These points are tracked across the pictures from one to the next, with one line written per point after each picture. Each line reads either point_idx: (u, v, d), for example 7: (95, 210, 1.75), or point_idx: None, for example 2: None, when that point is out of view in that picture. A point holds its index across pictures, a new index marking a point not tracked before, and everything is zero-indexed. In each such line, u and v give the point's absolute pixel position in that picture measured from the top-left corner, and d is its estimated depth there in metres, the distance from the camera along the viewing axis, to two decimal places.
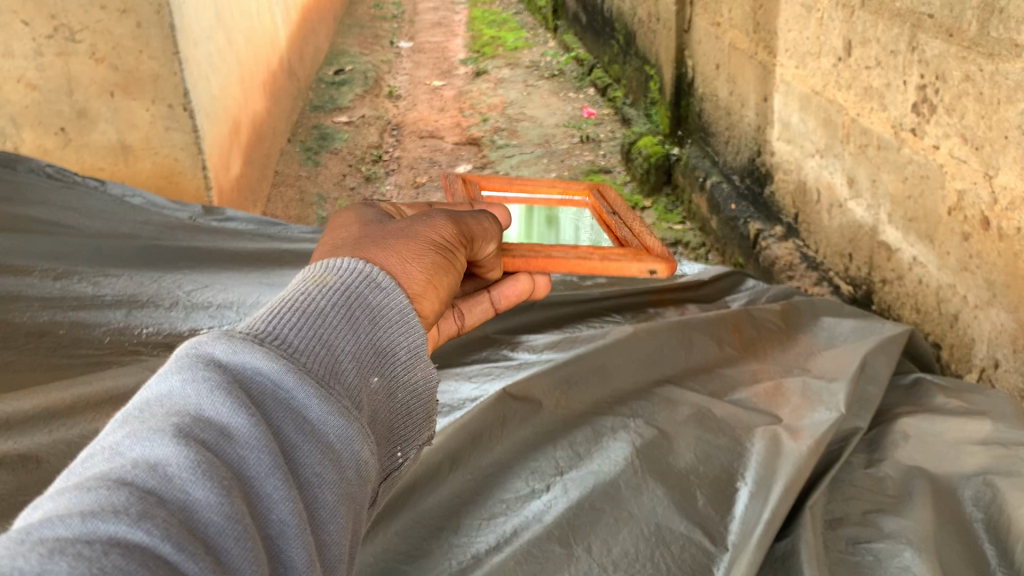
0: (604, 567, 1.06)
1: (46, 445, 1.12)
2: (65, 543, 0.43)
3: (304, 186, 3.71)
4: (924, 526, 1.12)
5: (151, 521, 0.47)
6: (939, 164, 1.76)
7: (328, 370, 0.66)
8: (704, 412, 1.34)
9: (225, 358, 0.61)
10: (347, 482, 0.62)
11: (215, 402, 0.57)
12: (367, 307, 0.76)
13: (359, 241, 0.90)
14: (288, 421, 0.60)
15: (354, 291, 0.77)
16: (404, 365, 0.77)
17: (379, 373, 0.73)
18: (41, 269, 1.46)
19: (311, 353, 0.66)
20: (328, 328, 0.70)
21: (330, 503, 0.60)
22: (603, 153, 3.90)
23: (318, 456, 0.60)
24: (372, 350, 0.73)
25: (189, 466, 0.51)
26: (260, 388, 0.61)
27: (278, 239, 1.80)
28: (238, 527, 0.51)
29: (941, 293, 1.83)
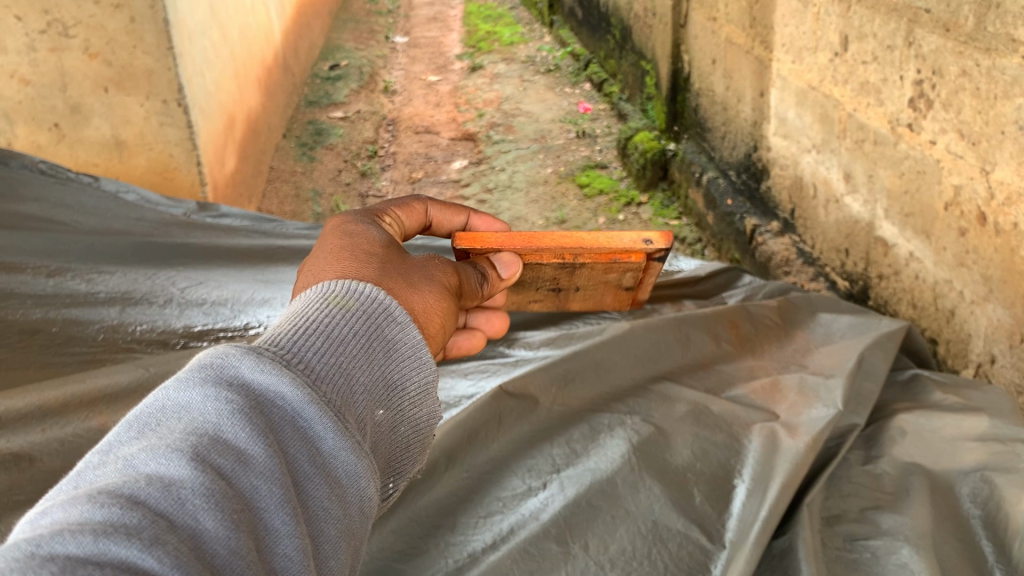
0: (601, 566, 1.05)
1: (39, 444, 1.11)
2: (76, 563, 0.41)
3: (300, 181, 3.69)
4: (921, 522, 1.12)
5: (162, 548, 0.45)
6: (936, 159, 1.76)
7: (343, 400, 0.64)
8: (701, 408, 1.33)
9: (248, 375, 0.59)
10: (351, 521, 0.60)
11: (235, 424, 0.55)
12: (383, 335, 0.74)
13: (384, 264, 0.89)
14: (302, 451, 0.58)
15: (374, 319, 0.76)
16: (412, 397, 0.75)
17: (386, 406, 0.72)
18: (33, 266, 1.44)
19: (330, 379, 0.65)
20: (346, 355, 0.69)
21: (333, 538, 0.58)
22: (599, 148, 3.89)
23: (328, 491, 0.59)
24: (383, 382, 0.72)
25: (202, 492, 0.50)
26: (279, 413, 0.59)
27: (273, 235, 1.79)
28: (244, 562, 0.50)
29: (938, 289, 1.83)
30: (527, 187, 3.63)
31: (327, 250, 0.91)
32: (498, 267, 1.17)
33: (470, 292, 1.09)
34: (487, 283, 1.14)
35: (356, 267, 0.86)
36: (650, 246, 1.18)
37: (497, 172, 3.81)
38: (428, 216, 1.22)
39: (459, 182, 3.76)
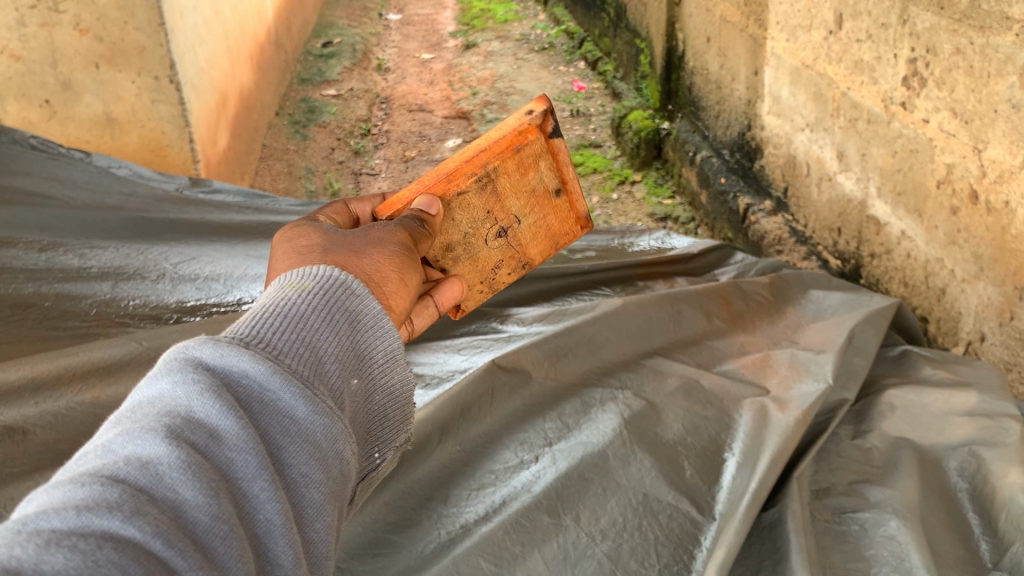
0: (592, 537, 1.06)
1: (33, 417, 1.10)
2: (61, 535, 0.42)
3: (292, 159, 3.68)
4: (909, 496, 1.14)
5: (145, 518, 0.46)
6: (929, 138, 1.76)
7: (313, 370, 0.64)
8: (692, 383, 1.35)
9: (211, 358, 0.59)
10: (333, 483, 0.60)
11: (204, 402, 0.55)
12: (344, 309, 0.73)
13: (331, 246, 0.90)
14: (273, 423, 0.59)
15: (331, 295, 0.74)
16: (383, 365, 0.75)
17: (358, 376, 0.71)
18: (26, 241, 1.45)
19: (295, 353, 0.64)
20: (313, 330, 0.68)
21: (317, 501, 0.58)
22: (593, 127, 3.89)
23: (306, 455, 0.59)
24: (354, 353, 0.71)
25: (179, 466, 0.50)
26: (246, 390, 0.59)
27: (265, 212, 1.80)
28: (227, 528, 0.50)
29: (929, 268, 1.84)
30: None
31: (277, 255, 0.91)
32: (423, 210, 1.14)
33: (421, 236, 1.05)
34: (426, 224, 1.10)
35: (303, 257, 0.87)
36: (533, 110, 1.23)
37: None
38: (352, 211, 1.15)
39: None
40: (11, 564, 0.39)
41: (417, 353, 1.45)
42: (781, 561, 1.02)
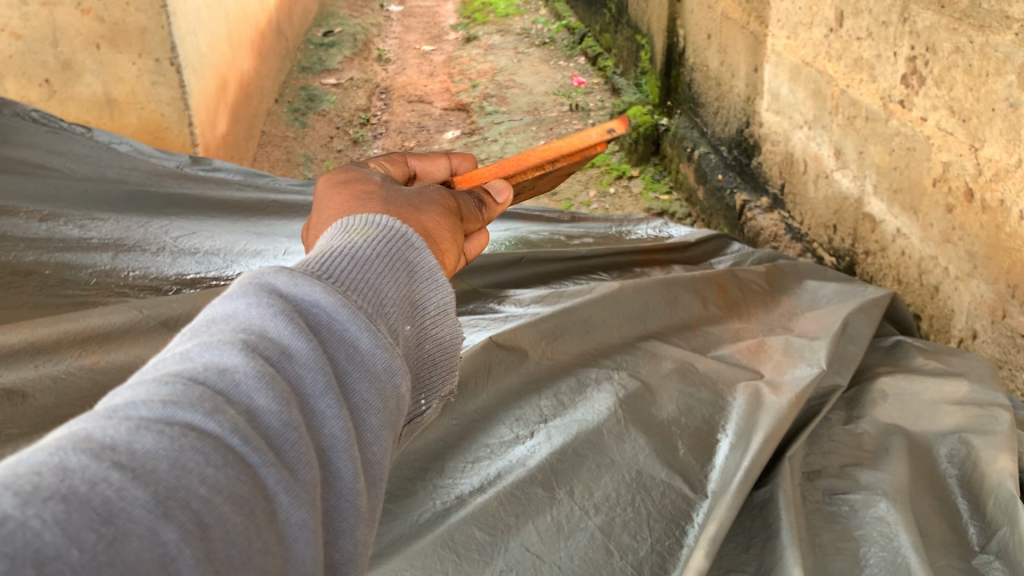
0: (586, 510, 1.07)
1: (32, 380, 1.10)
2: (148, 424, 0.42)
3: (291, 147, 3.68)
4: (899, 479, 1.15)
5: (223, 414, 0.46)
6: (926, 136, 1.78)
7: (374, 306, 0.63)
8: (687, 366, 1.36)
9: (282, 284, 0.58)
10: (390, 413, 0.59)
11: (277, 323, 0.54)
12: (402, 258, 0.71)
13: (390, 200, 0.88)
14: (340, 351, 0.57)
15: (392, 244, 0.72)
16: (435, 318, 0.72)
17: (414, 323, 0.69)
18: (28, 210, 1.45)
19: (357, 289, 0.63)
20: (374, 271, 0.66)
21: (375, 427, 0.57)
22: (592, 122, 3.89)
23: (368, 385, 0.57)
24: (411, 299, 0.69)
25: (255, 374, 0.49)
26: (314, 319, 0.57)
27: (265, 191, 1.80)
28: (297, 434, 0.49)
29: (923, 265, 1.86)
30: None
31: (327, 193, 0.90)
32: (492, 194, 1.09)
33: (473, 216, 1.01)
34: (484, 207, 1.05)
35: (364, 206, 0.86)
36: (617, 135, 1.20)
37: (490, 142, 3.81)
38: (410, 166, 1.09)
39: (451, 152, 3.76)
40: (106, 440, 0.41)
41: None
42: (771, 537, 1.03)
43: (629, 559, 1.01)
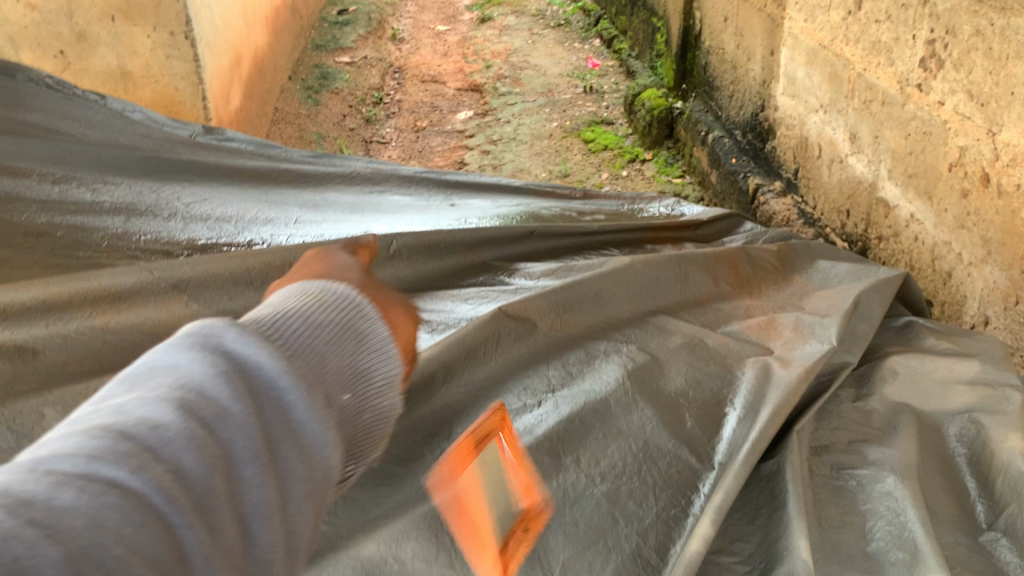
0: (592, 478, 1.07)
1: (43, 337, 1.10)
2: (68, 479, 0.44)
3: (304, 124, 3.67)
4: (907, 455, 1.15)
5: (149, 472, 0.47)
6: (943, 120, 1.76)
7: (313, 371, 0.63)
8: (696, 341, 1.36)
9: (227, 340, 0.58)
10: (319, 484, 0.58)
11: (216, 384, 0.54)
12: (350, 331, 0.70)
13: (368, 274, 0.86)
14: (276, 417, 0.57)
15: (348, 310, 0.71)
16: (377, 387, 0.70)
17: (360, 389, 0.68)
18: (40, 173, 1.46)
19: (300, 354, 0.63)
20: (322, 337, 0.66)
21: (303, 498, 0.56)
22: (606, 104, 3.87)
23: (299, 457, 0.57)
24: (352, 368, 0.67)
25: (184, 436, 0.50)
26: (257, 379, 0.57)
27: (278, 161, 1.81)
28: (218, 500, 0.50)
29: (937, 251, 1.84)
30: (532, 140, 3.59)
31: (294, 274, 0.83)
32: None
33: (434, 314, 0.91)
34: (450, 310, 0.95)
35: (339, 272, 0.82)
36: None
37: (503, 123, 3.79)
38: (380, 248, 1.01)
39: (464, 132, 3.75)
40: (24, 495, 0.42)
41: (425, 299, 1.45)
42: (777, 508, 1.02)
43: (634, 526, 1.00)
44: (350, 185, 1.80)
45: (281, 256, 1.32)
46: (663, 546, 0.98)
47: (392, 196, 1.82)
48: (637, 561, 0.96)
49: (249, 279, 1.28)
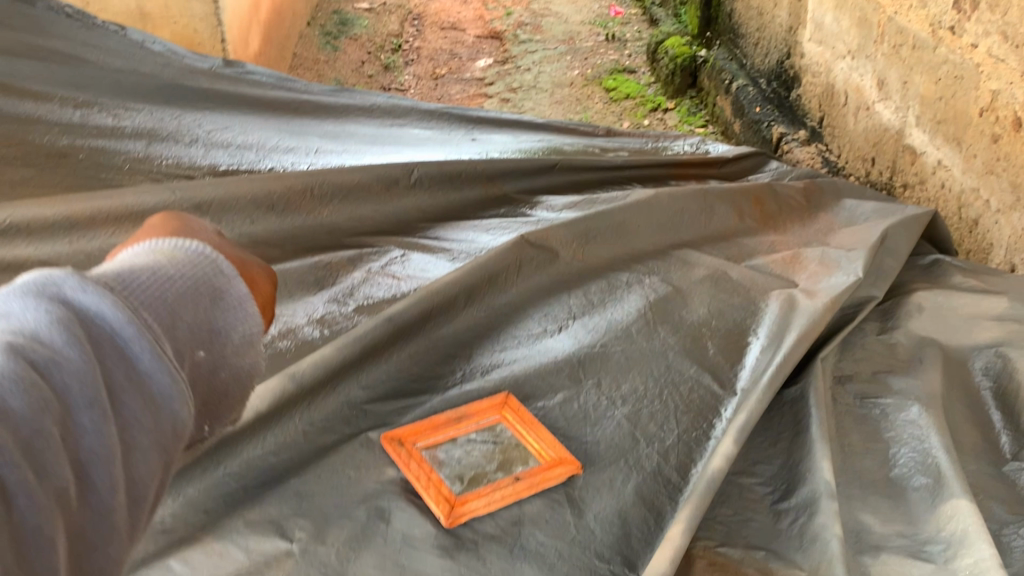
0: (613, 401, 1.07)
1: (66, 254, 1.10)
2: None
3: (323, 71, 3.62)
4: (932, 386, 1.13)
5: None
6: (976, 63, 1.71)
7: (164, 325, 0.53)
8: (720, 274, 1.35)
9: (67, 287, 0.49)
10: (166, 443, 0.51)
11: (43, 328, 0.47)
12: (208, 283, 0.58)
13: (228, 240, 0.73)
14: (116, 368, 0.49)
15: (199, 270, 0.59)
16: (236, 347, 0.59)
17: (218, 350, 0.58)
18: (62, 97, 1.46)
19: (151, 305, 0.53)
20: (180, 291, 0.56)
21: (146, 453, 0.49)
22: (628, 53, 3.81)
23: (140, 411, 0.49)
24: (208, 326, 0.57)
25: (8, 375, 0.44)
26: (93, 328, 0.49)
27: (298, 93, 1.79)
28: (52, 435, 0.44)
29: (963, 198, 1.80)
30: (552, 88, 3.53)
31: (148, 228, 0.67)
32: None
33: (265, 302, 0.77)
34: None
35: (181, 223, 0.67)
36: None
37: (523, 71, 3.74)
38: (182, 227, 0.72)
39: (483, 80, 3.69)
40: None
41: (446, 229, 1.45)
42: (801, 432, 1.02)
43: (655, 446, 1.00)
44: (370, 118, 1.79)
45: (302, 180, 1.33)
46: (684, 466, 0.97)
47: (413, 129, 1.81)
48: (658, 479, 0.95)
49: (270, 203, 1.29)
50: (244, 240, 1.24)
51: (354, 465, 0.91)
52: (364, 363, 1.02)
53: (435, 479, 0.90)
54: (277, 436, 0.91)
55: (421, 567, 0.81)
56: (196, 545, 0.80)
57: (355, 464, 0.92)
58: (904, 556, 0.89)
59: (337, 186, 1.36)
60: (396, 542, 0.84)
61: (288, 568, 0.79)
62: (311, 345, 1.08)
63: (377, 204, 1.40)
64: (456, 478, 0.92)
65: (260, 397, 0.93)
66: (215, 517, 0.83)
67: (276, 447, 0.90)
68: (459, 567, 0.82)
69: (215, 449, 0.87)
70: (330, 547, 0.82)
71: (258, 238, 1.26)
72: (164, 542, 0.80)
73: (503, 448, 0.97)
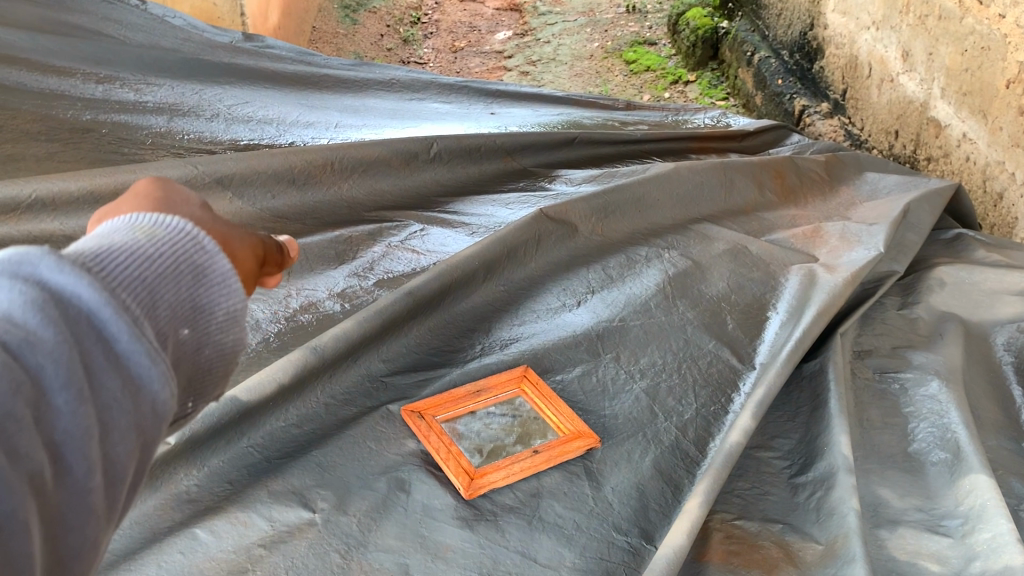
0: (632, 374, 1.08)
1: (91, 229, 1.11)
2: None
3: (342, 44, 3.58)
4: (952, 360, 1.13)
5: None
6: (1003, 34, 1.68)
7: (144, 308, 0.42)
8: (739, 248, 1.35)
9: (42, 267, 0.40)
10: (149, 429, 0.42)
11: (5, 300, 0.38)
12: (191, 255, 0.46)
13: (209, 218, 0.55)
14: (89, 350, 0.40)
15: (173, 240, 0.46)
16: (225, 324, 0.48)
17: (204, 330, 0.47)
18: (84, 72, 1.47)
19: (128, 282, 0.42)
20: (161, 269, 0.44)
21: (127, 438, 0.41)
22: (649, 25, 3.76)
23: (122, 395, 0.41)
24: (190, 304, 0.46)
25: None
26: (62, 308, 0.39)
27: (317, 67, 1.79)
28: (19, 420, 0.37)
29: (988, 171, 1.78)
30: (572, 61, 3.51)
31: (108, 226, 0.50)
32: None
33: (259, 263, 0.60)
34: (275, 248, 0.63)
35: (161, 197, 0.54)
36: None
37: (543, 43, 3.71)
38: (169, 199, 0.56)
39: (502, 53, 3.67)
40: None
41: (465, 203, 1.44)
42: (819, 406, 1.02)
43: (673, 420, 1.00)
44: (389, 91, 1.80)
45: (323, 155, 1.34)
46: (702, 441, 0.98)
47: (433, 103, 1.82)
48: (676, 453, 0.96)
49: (291, 177, 1.29)
50: (266, 214, 1.25)
51: (374, 437, 0.92)
52: (385, 335, 1.03)
53: (454, 452, 0.91)
54: (300, 408, 0.93)
55: (441, 537, 0.82)
56: (222, 515, 0.80)
57: (375, 436, 0.93)
58: (921, 530, 0.89)
59: (357, 160, 1.37)
60: (417, 513, 0.85)
61: (311, 536, 0.80)
62: (332, 319, 1.09)
63: (397, 178, 1.41)
64: (475, 451, 0.93)
65: (280, 368, 0.91)
66: (239, 488, 0.83)
67: (299, 419, 0.92)
68: (478, 538, 0.83)
69: (241, 421, 0.87)
70: (351, 517, 0.83)
71: (280, 212, 1.27)
72: (190, 511, 0.80)
73: (522, 422, 0.98)
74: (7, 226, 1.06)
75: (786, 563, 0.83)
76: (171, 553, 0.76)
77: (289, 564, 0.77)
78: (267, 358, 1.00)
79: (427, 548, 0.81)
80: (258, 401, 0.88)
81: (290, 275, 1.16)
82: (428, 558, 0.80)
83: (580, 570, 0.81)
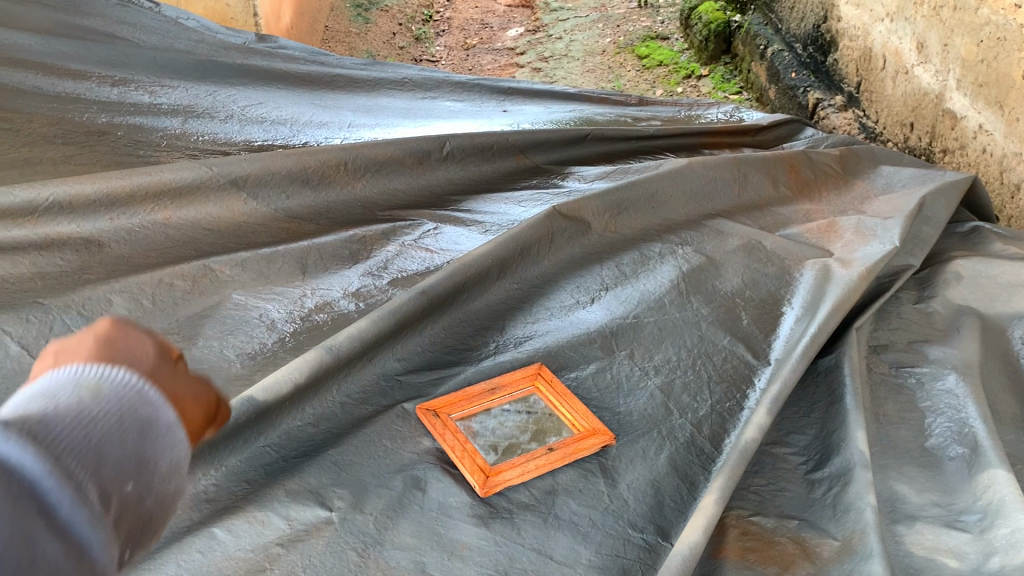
0: (646, 371, 1.08)
1: (108, 230, 1.12)
2: None
3: (355, 43, 3.56)
4: (969, 354, 1.12)
5: None
6: (1019, 24, 1.67)
7: (85, 471, 0.39)
8: (753, 243, 1.35)
9: None
10: None
11: None
12: (135, 408, 0.43)
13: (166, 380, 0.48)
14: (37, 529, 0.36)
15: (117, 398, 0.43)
16: (166, 476, 0.45)
17: (147, 487, 0.43)
18: (99, 75, 1.49)
19: (71, 445, 0.39)
20: (101, 427, 0.41)
21: None
22: (661, 19, 3.75)
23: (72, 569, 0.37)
24: (133, 463, 0.42)
25: None
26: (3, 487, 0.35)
27: (330, 67, 1.80)
28: None
29: (1005, 163, 1.77)
30: (584, 57, 3.50)
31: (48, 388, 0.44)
32: None
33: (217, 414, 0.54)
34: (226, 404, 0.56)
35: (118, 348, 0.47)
36: None
37: (555, 40, 3.70)
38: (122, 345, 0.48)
39: (515, 50, 3.67)
40: None
41: (478, 201, 1.44)
42: (835, 402, 1.02)
43: (689, 416, 1.00)
44: (402, 90, 1.81)
45: (336, 155, 1.34)
46: (717, 437, 0.98)
47: (445, 101, 1.82)
48: (691, 449, 0.96)
49: (304, 177, 1.30)
50: (280, 214, 1.26)
51: (390, 435, 0.93)
52: (400, 334, 1.03)
53: (470, 449, 0.91)
54: (316, 408, 0.93)
55: (458, 535, 0.83)
56: (240, 514, 0.80)
57: (390, 434, 0.93)
58: (939, 525, 0.88)
59: (370, 160, 1.37)
60: (433, 511, 0.85)
61: (328, 535, 0.80)
62: (347, 318, 1.10)
63: (410, 177, 1.42)
64: (491, 448, 0.93)
65: (296, 368, 0.91)
66: (257, 487, 0.84)
67: (315, 418, 0.92)
68: (494, 535, 0.83)
69: (258, 421, 0.87)
70: (368, 515, 0.83)
71: (294, 212, 1.27)
72: (208, 511, 0.80)
73: (537, 419, 0.98)
74: (25, 229, 1.07)
75: (803, 559, 0.83)
76: (190, 552, 0.76)
77: (306, 563, 0.77)
78: (283, 357, 1.01)
79: (443, 545, 0.82)
80: (274, 400, 0.88)
81: (306, 275, 1.17)
82: (444, 556, 0.80)
83: (596, 567, 0.81)
